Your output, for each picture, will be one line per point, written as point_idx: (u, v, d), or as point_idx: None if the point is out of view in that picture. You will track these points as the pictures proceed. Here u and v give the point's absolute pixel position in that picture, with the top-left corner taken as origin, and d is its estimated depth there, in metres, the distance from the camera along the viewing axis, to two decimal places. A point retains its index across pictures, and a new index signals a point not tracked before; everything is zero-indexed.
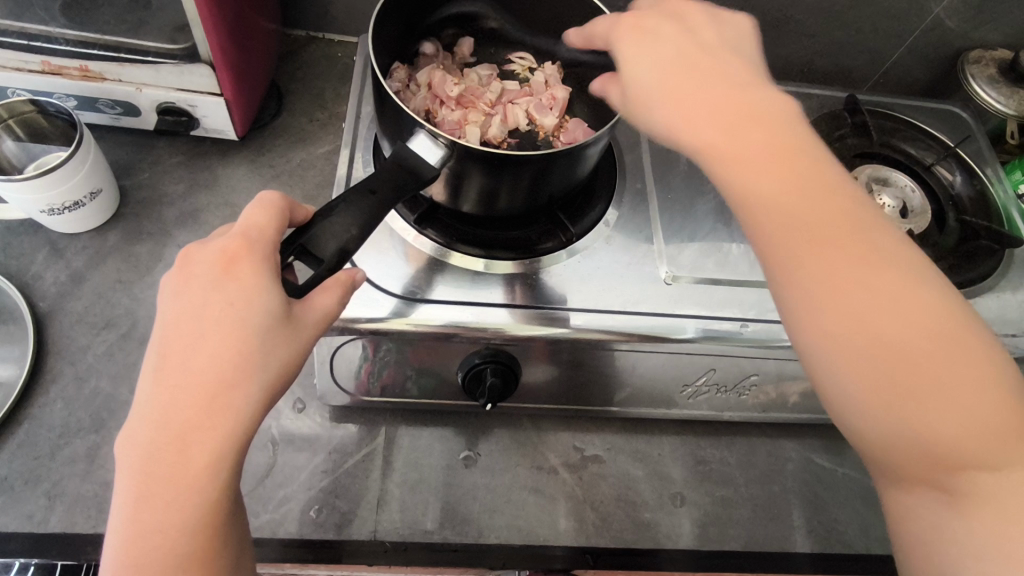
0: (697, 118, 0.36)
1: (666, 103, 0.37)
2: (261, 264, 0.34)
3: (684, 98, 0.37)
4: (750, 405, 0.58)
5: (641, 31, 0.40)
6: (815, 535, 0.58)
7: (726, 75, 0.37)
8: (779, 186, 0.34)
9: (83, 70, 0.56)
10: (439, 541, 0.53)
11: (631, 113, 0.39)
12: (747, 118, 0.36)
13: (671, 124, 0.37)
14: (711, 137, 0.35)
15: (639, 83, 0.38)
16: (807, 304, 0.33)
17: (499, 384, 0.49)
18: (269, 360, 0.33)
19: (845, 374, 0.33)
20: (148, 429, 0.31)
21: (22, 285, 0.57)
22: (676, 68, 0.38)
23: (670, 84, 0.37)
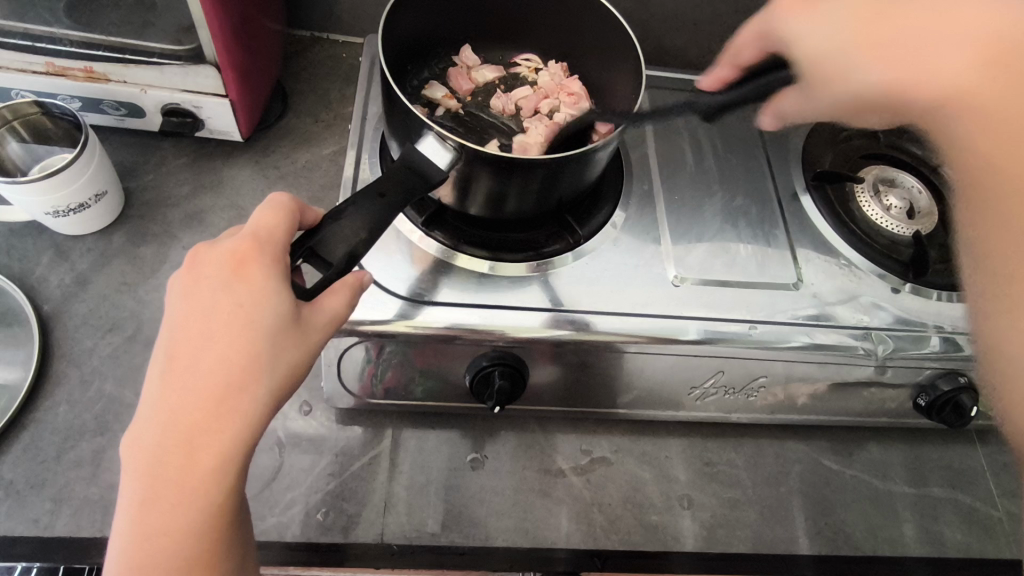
0: (944, 61, 0.40)
1: (885, 66, 0.42)
2: (270, 266, 0.34)
3: (988, 47, 0.38)
4: (758, 407, 0.58)
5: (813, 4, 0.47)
6: (823, 537, 0.57)
7: (976, 6, 0.39)
8: (976, 125, 0.37)
9: (86, 71, 0.56)
10: (446, 544, 0.53)
11: (821, 83, 0.46)
12: (1001, 59, 0.37)
13: (888, 82, 0.42)
14: (964, 80, 0.38)
15: (819, 44, 0.45)
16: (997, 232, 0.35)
17: (507, 386, 0.49)
18: (276, 363, 0.33)
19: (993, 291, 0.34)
20: (154, 431, 0.31)
21: (26, 287, 0.57)
22: (891, 32, 0.43)
23: (871, 44, 0.43)
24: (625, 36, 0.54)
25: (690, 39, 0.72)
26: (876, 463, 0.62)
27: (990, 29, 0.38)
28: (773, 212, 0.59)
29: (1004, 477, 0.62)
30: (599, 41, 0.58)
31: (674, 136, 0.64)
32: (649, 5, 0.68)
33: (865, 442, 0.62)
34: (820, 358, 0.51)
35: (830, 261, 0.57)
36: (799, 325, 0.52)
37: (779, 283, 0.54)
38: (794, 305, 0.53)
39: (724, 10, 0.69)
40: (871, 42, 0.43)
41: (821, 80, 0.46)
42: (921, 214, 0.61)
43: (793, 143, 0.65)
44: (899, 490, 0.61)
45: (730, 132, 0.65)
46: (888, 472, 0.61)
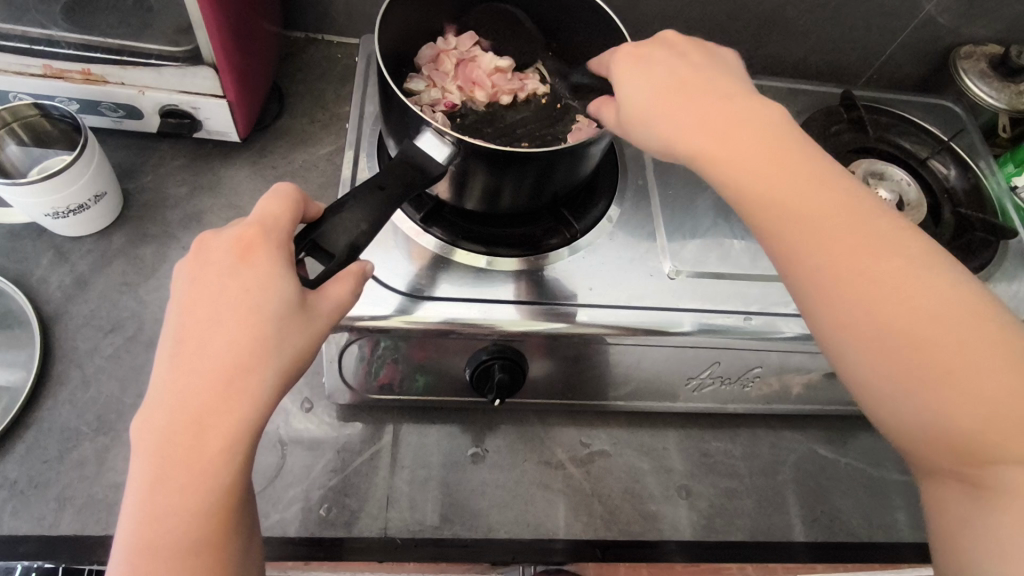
0: (683, 129, 0.39)
1: (666, 124, 0.39)
2: (276, 252, 0.34)
3: (671, 105, 0.39)
4: (754, 397, 0.58)
5: (639, 57, 0.42)
6: (819, 524, 0.58)
7: (717, 92, 0.40)
8: (805, 196, 0.36)
9: (85, 73, 0.57)
10: (448, 537, 0.54)
11: (630, 130, 0.41)
12: (770, 144, 0.37)
13: (670, 137, 0.39)
14: (703, 145, 0.38)
15: (630, 96, 0.41)
16: (855, 338, 0.34)
17: (506, 379, 0.49)
18: (284, 348, 0.33)
19: (877, 371, 0.34)
20: (165, 412, 0.31)
21: (27, 289, 0.57)
22: (670, 95, 0.40)
23: (665, 98, 0.40)
24: (617, 34, 0.55)
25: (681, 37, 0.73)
26: (870, 452, 0.62)
27: (734, 116, 0.39)
28: None
29: None
30: (591, 38, 0.59)
31: None
32: (640, 3, 0.69)
33: (859, 430, 0.63)
34: (814, 347, 0.52)
35: None
36: (793, 316, 0.52)
37: (772, 275, 0.55)
38: (788, 297, 0.54)
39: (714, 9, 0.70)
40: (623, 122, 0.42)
41: (629, 127, 0.41)
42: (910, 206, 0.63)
43: None
44: (893, 478, 0.61)
45: None
46: (881, 460, 0.62)
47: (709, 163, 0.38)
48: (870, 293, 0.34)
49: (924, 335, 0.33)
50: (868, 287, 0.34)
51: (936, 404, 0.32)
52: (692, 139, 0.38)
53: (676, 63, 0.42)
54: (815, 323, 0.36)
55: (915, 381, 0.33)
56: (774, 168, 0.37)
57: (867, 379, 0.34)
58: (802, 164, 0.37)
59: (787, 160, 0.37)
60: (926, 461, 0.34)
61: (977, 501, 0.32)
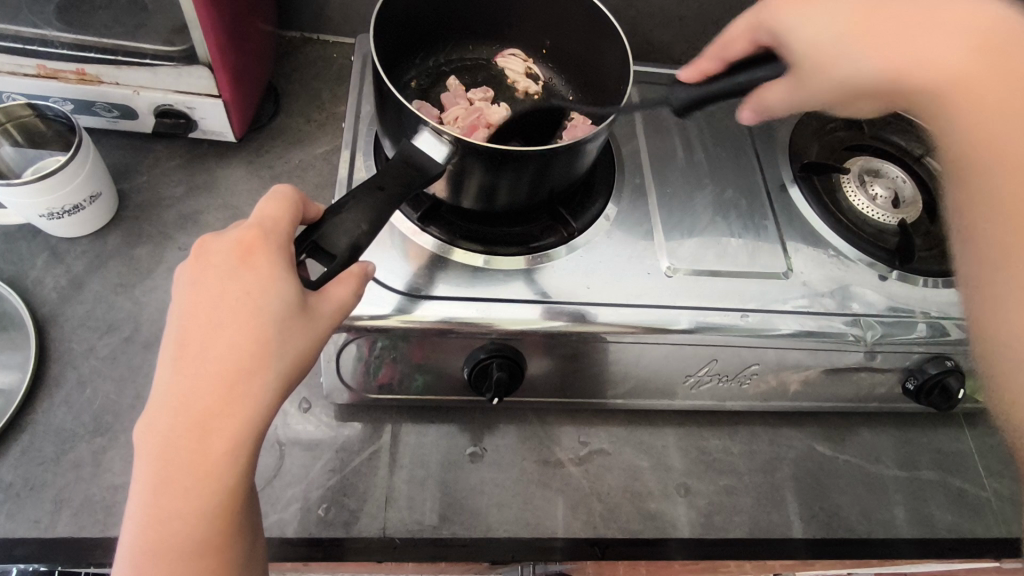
0: (943, 57, 0.39)
1: (874, 53, 0.41)
2: (277, 253, 0.34)
3: (896, 40, 0.41)
4: (751, 394, 0.59)
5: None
6: (817, 521, 0.58)
7: (917, 16, 0.40)
8: (977, 134, 0.37)
9: (79, 73, 0.56)
10: (447, 537, 0.53)
11: (811, 77, 0.43)
12: (1000, 65, 0.37)
13: (887, 68, 0.41)
14: (957, 65, 0.38)
15: (822, 40, 0.43)
16: (996, 241, 0.35)
17: (505, 378, 0.49)
18: (285, 349, 0.33)
19: (1018, 285, 0.34)
20: (167, 414, 0.31)
21: (22, 291, 0.57)
22: (866, 18, 0.42)
23: (863, 33, 0.42)
24: (613, 33, 0.55)
25: (676, 35, 0.73)
26: (868, 448, 0.63)
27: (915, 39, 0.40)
28: (763, 204, 0.61)
29: (990, 459, 0.64)
30: (587, 37, 0.59)
31: (663, 130, 0.65)
32: (636, 2, 0.69)
33: (856, 427, 0.64)
34: (811, 344, 0.52)
35: (818, 251, 0.58)
36: (791, 313, 0.53)
37: (769, 272, 0.55)
38: (785, 294, 0.54)
39: (710, 8, 0.70)
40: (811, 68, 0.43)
41: (813, 72, 0.43)
42: (906, 203, 0.63)
43: (780, 134, 0.66)
44: (890, 474, 0.62)
45: (718, 126, 0.66)
46: (879, 456, 0.63)
47: (946, 94, 0.39)
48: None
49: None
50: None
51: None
52: (939, 58, 0.39)
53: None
54: (975, 253, 0.36)
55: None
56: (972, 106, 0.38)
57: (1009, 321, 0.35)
58: (979, 89, 0.38)
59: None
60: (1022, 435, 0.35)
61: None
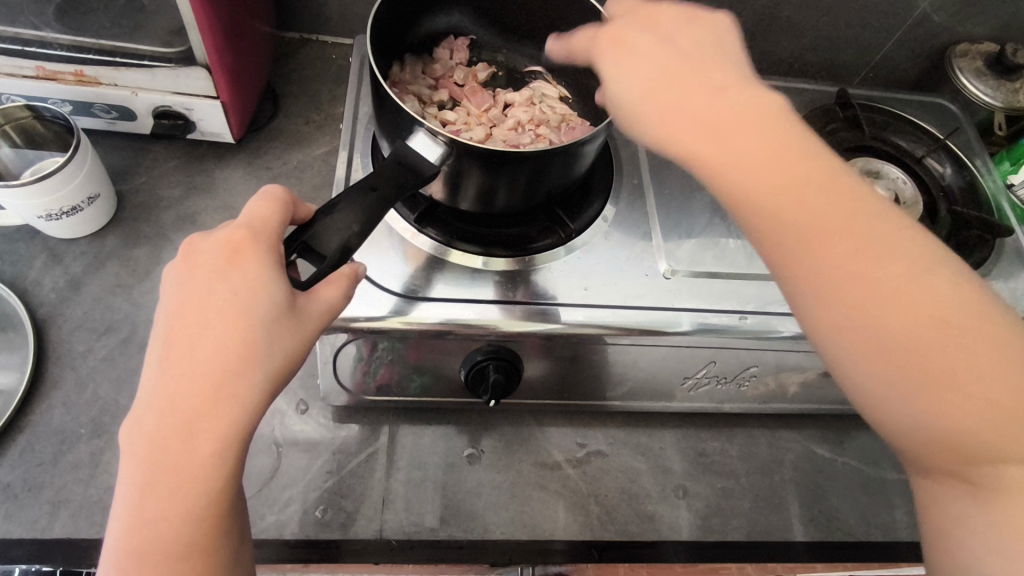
0: (675, 117, 0.35)
1: (650, 95, 0.36)
2: (265, 255, 0.34)
3: (667, 100, 0.36)
4: (749, 397, 0.58)
5: (622, 43, 0.39)
6: (816, 525, 0.58)
7: (715, 79, 0.36)
8: (824, 208, 0.33)
9: (77, 75, 0.56)
10: (445, 538, 0.53)
11: (625, 117, 0.37)
12: (769, 152, 0.34)
13: (657, 127, 0.36)
14: (740, 152, 0.34)
15: (618, 98, 0.37)
16: (863, 338, 0.32)
17: (502, 380, 0.49)
18: (273, 350, 0.33)
19: (873, 371, 0.32)
20: (155, 415, 0.31)
21: (20, 292, 0.57)
22: (666, 69, 0.37)
23: (659, 82, 0.36)
24: None
25: None
26: (867, 450, 0.62)
27: (700, 98, 0.35)
28: None
29: None
30: None
31: None
32: (634, 2, 0.69)
33: (856, 430, 0.63)
34: (809, 347, 0.52)
35: None
36: (789, 315, 0.52)
37: (768, 274, 0.55)
38: None
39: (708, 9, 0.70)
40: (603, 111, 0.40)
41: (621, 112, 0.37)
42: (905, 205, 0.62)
43: None
44: (891, 477, 0.61)
45: None
46: (879, 459, 0.62)
47: (676, 147, 0.35)
48: (848, 287, 0.32)
49: (968, 369, 0.30)
50: (912, 311, 0.31)
51: (927, 399, 0.31)
52: (738, 148, 0.34)
53: (659, 45, 0.38)
54: (795, 299, 0.34)
55: (907, 384, 0.31)
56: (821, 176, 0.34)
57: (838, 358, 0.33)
58: (810, 167, 0.34)
59: (788, 166, 0.34)
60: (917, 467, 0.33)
61: (955, 496, 0.32)
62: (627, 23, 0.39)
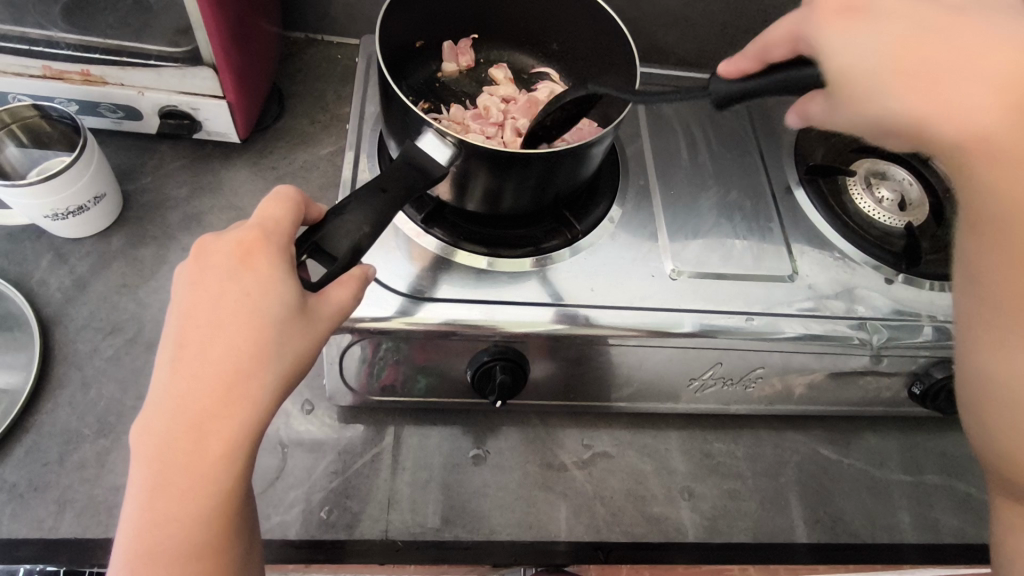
0: (969, 110, 0.33)
1: (913, 91, 0.33)
2: (277, 255, 0.34)
3: (970, 73, 0.33)
4: (756, 398, 0.58)
5: (852, 7, 0.36)
6: (821, 526, 0.58)
7: None
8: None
9: (84, 74, 0.56)
10: (450, 539, 0.53)
11: (849, 94, 0.35)
12: None
13: (918, 113, 0.33)
14: (987, 126, 0.32)
15: (859, 62, 0.35)
16: (1015, 349, 0.35)
17: (508, 381, 0.49)
18: (284, 351, 0.33)
19: (1022, 377, 0.35)
20: (165, 416, 0.31)
21: (25, 291, 0.57)
22: (941, 32, 0.33)
23: (906, 66, 0.33)
24: (620, 36, 0.55)
25: (682, 37, 0.73)
26: (873, 452, 0.62)
27: (1023, 69, 0.33)
28: (768, 206, 0.60)
29: None
30: (591, 39, 0.59)
31: (668, 132, 0.65)
32: (640, 3, 0.69)
33: (861, 431, 0.63)
34: (816, 348, 0.52)
35: (823, 253, 0.57)
36: (796, 317, 0.52)
37: (775, 275, 0.55)
38: (791, 297, 0.54)
39: (714, 10, 0.70)
40: (844, 79, 0.35)
41: (853, 90, 0.35)
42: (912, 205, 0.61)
43: (785, 137, 0.66)
44: (896, 479, 0.61)
45: (723, 129, 0.66)
46: (885, 460, 0.62)
47: (934, 129, 0.33)
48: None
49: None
50: None
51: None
52: (980, 120, 0.33)
53: (917, 3, 0.35)
54: (982, 294, 0.36)
55: None
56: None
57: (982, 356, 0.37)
58: None
59: None
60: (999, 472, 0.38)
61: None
62: None
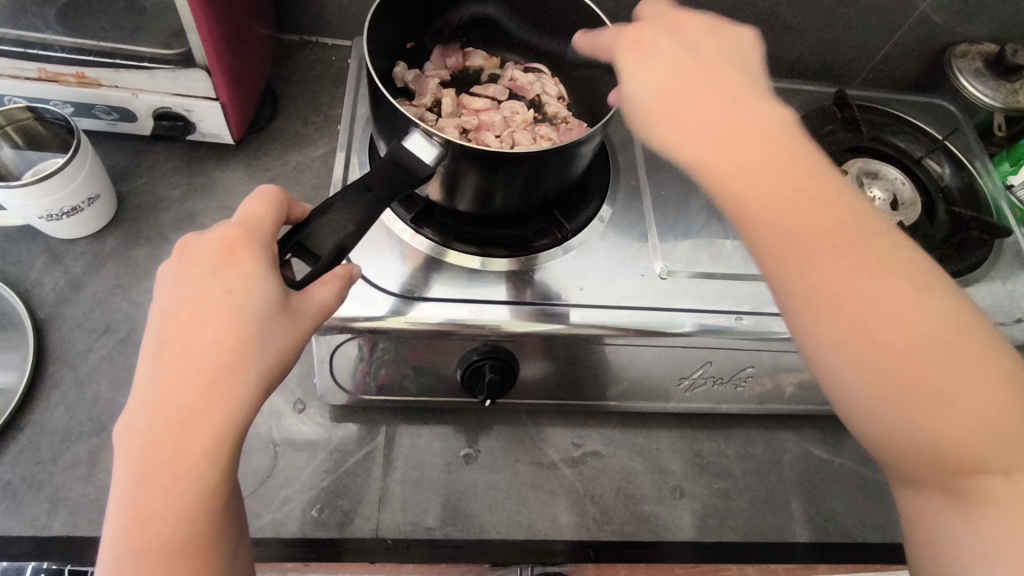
0: (690, 144, 0.36)
1: (663, 125, 0.37)
2: (259, 254, 0.34)
3: (673, 110, 0.37)
4: (746, 397, 0.58)
5: (644, 46, 0.39)
6: (814, 525, 0.58)
7: (721, 87, 0.37)
8: (840, 223, 0.34)
9: (79, 76, 0.57)
10: (440, 538, 0.54)
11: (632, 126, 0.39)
12: (769, 162, 0.34)
13: (668, 146, 0.36)
14: (700, 155, 0.35)
15: (634, 97, 0.38)
16: (827, 340, 0.33)
17: (498, 380, 0.49)
18: (266, 348, 0.33)
19: (847, 368, 0.33)
20: (148, 413, 0.31)
21: (21, 291, 0.58)
22: (673, 79, 0.37)
23: (670, 104, 0.37)
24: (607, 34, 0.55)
25: None
26: (866, 452, 0.62)
27: (724, 108, 0.36)
28: None
29: None
30: (581, 38, 0.59)
31: None
32: (633, 4, 0.69)
33: None
34: None
35: None
36: None
37: None
38: None
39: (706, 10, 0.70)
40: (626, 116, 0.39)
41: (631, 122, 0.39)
42: (905, 206, 0.63)
43: None
44: None
45: None
46: None
47: (682, 158, 0.36)
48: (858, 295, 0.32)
49: (932, 369, 0.31)
50: (864, 306, 0.32)
51: (899, 402, 0.32)
52: (696, 148, 0.35)
53: (675, 48, 0.39)
54: (785, 306, 0.35)
55: (871, 381, 0.32)
56: (809, 201, 0.34)
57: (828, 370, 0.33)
58: (803, 173, 0.35)
59: (782, 171, 0.34)
60: (904, 468, 0.33)
61: (940, 510, 0.33)
62: (656, 31, 0.40)
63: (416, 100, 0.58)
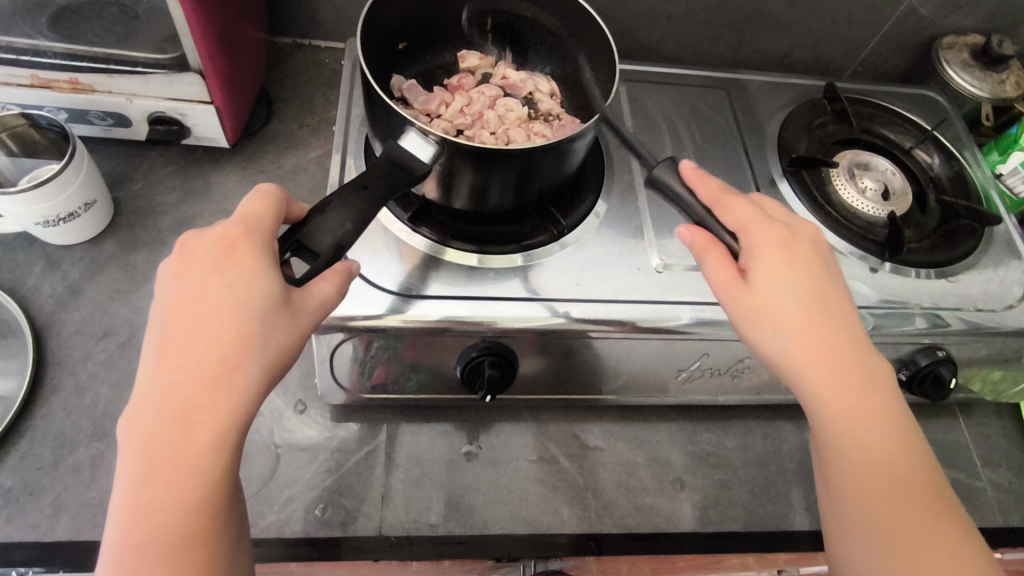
0: (817, 368, 0.40)
1: (791, 337, 0.40)
2: (260, 250, 0.35)
3: (808, 334, 0.40)
4: (744, 388, 0.59)
5: (787, 250, 0.42)
6: (814, 514, 0.59)
7: (850, 325, 0.41)
8: (906, 458, 0.39)
9: (72, 82, 0.57)
10: (444, 534, 0.54)
11: (743, 319, 0.42)
12: (862, 400, 0.40)
13: (791, 357, 0.40)
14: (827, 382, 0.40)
15: (765, 295, 0.41)
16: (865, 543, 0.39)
17: (497, 376, 0.49)
18: (268, 342, 0.34)
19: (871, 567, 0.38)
20: (151, 407, 0.32)
21: (18, 298, 0.58)
22: (811, 299, 0.41)
23: (798, 320, 0.40)
24: (595, 26, 0.56)
25: (665, 33, 0.73)
26: None
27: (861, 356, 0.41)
28: None
29: (984, 447, 0.64)
30: (569, 32, 0.60)
31: (652, 127, 0.65)
32: (623, 2, 0.69)
33: None
34: None
35: None
36: None
37: None
38: None
39: (696, 7, 0.70)
40: (733, 285, 0.42)
41: (744, 315, 0.41)
42: (895, 194, 0.63)
43: (769, 130, 0.66)
44: None
45: (707, 123, 0.66)
46: None
47: (795, 370, 0.40)
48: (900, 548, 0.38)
49: None
50: (895, 533, 0.38)
51: None
52: (825, 376, 0.40)
53: (823, 270, 0.42)
54: (834, 500, 0.41)
55: None
56: (925, 484, 0.39)
57: (847, 574, 0.40)
58: (899, 423, 0.40)
59: (885, 418, 0.40)
60: None
61: None
62: (798, 236, 0.43)
63: (415, 103, 0.57)
